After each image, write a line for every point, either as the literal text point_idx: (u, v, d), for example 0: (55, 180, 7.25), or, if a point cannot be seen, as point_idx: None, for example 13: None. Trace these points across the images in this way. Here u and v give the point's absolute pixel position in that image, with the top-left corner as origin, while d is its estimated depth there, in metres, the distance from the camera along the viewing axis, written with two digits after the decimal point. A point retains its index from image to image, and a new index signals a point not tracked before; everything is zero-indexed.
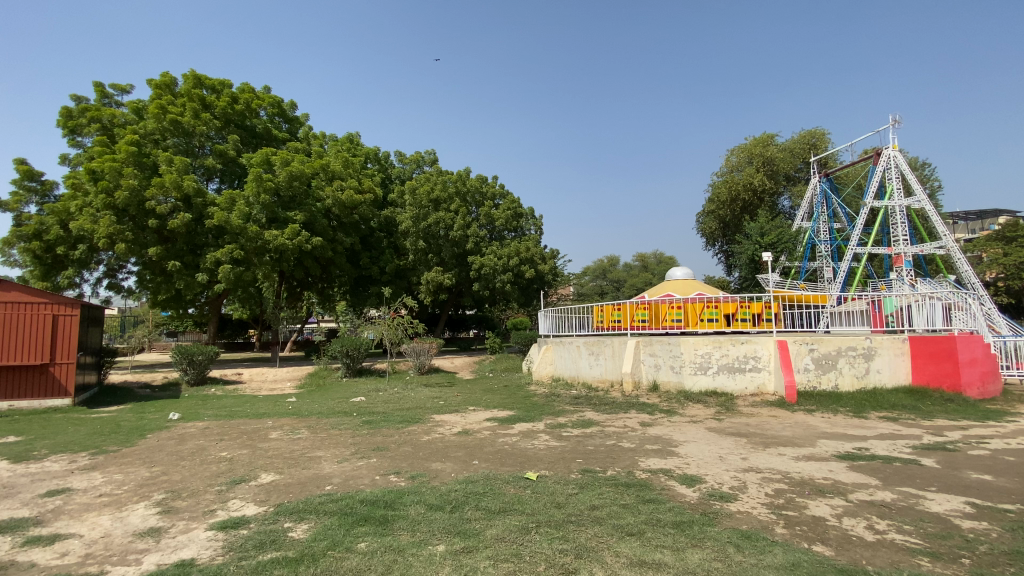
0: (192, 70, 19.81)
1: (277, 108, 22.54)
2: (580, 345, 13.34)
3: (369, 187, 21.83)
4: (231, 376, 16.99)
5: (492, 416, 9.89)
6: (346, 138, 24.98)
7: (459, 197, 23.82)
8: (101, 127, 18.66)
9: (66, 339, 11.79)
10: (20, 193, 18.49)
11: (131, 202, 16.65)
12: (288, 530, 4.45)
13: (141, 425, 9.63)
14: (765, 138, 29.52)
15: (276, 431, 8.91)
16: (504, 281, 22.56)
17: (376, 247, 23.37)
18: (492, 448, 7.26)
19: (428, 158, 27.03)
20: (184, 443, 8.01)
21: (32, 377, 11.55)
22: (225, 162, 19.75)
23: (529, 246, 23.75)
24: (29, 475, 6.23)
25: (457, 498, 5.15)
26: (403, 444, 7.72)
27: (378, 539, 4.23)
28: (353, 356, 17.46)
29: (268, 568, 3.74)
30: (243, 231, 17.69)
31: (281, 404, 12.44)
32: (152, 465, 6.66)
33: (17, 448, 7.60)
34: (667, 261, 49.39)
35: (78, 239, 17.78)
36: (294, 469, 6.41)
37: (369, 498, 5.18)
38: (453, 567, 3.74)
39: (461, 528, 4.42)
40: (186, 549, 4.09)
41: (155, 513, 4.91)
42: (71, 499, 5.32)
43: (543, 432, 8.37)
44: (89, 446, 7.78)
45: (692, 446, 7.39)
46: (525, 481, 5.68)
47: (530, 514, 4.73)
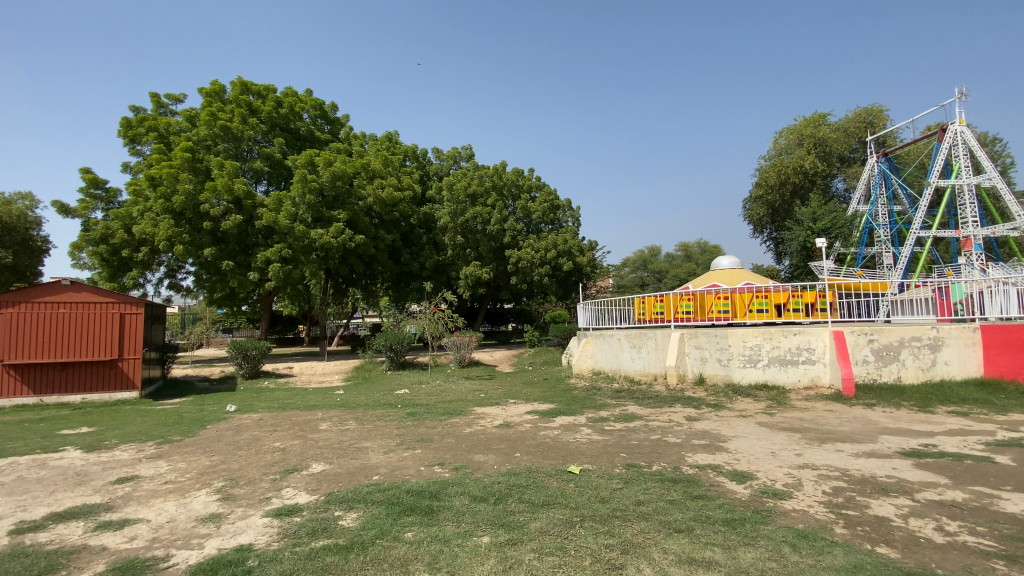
0: (239, 77, 20.70)
1: (320, 110, 23.21)
2: (621, 338, 13.11)
3: (409, 184, 22.17)
4: (282, 370, 17.74)
5: (533, 409, 9.88)
6: (385, 137, 25.43)
7: (496, 191, 23.85)
8: (158, 136, 19.75)
9: (133, 336, 12.64)
10: (88, 201, 19.86)
11: (187, 205, 17.62)
12: (339, 519, 4.59)
13: (201, 416, 10.19)
14: (816, 118, 28.02)
15: (326, 422, 9.24)
16: (543, 274, 22.45)
17: (416, 243, 23.77)
18: (533, 441, 7.25)
19: (465, 153, 27.21)
20: (240, 434, 8.42)
21: (103, 372, 12.40)
22: (272, 165, 20.52)
23: (567, 238, 23.51)
24: (102, 463, 6.69)
25: (500, 490, 5.17)
26: (446, 436, 7.82)
27: (424, 529, 4.30)
28: (396, 350, 17.85)
29: (318, 555, 3.86)
30: (291, 231, 18.36)
31: (329, 396, 12.89)
32: (212, 455, 7.03)
33: (91, 438, 8.18)
34: (712, 249, 47.85)
35: (141, 242, 18.96)
36: (342, 459, 6.61)
37: (415, 488, 5.28)
38: (497, 560, 3.74)
39: (505, 521, 4.42)
40: (244, 535, 4.29)
41: (215, 500, 5.17)
42: (139, 486, 5.68)
43: (585, 425, 8.29)
44: (155, 436, 8.29)
45: (742, 441, 7.13)
46: (568, 475, 5.64)
47: (575, 508, 4.68)
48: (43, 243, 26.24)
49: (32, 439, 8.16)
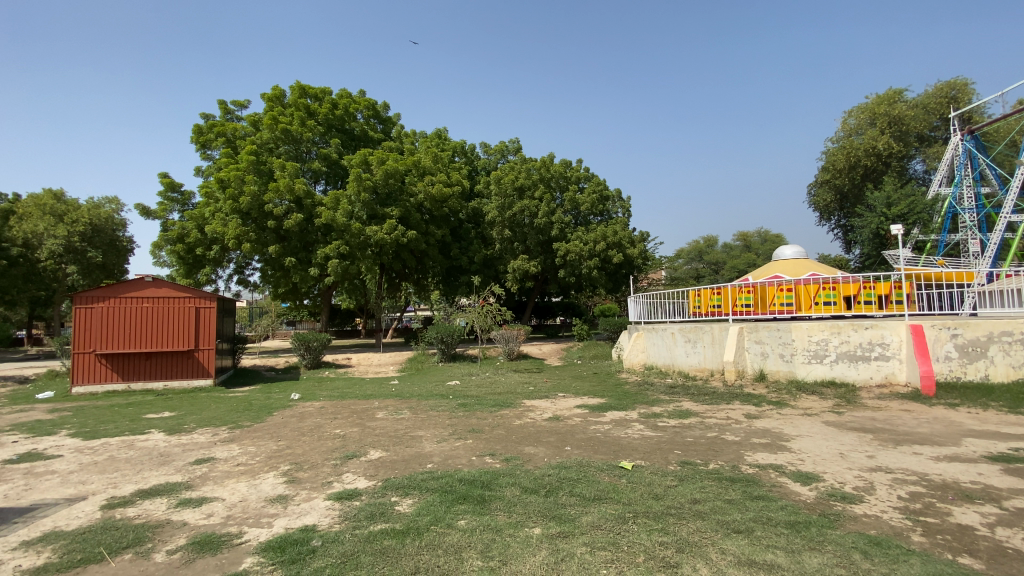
0: (298, 81, 21.65)
1: (373, 110, 23.90)
2: (674, 332, 12.70)
3: (457, 180, 22.44)
4: (341, 360, 18.56)
5: (584, 403, 9.81)
6: (435, 134, 25.86)
7: (543, 184, 23.74)
8: (226, 141, 21.05)
9: (207, 329, 13.61)
10: (166, 203, 21.46)
11: (253, 206, 18.70)
12: (395, 504, 4.75)
13: (269, 404, 10.83)
14: (891, 95, 25.93)
15: (382, 411, 9.60)
16: (592, 267, 22.16)
17: (465, 238, 24.12)
18: (584, 435, 7.21)
19: (512, 147, 27.24)
20: (303, 420, 8.90)
21: (182, 361, 13.43)
22: (329, 165, 21.41)
23: (617, 230, 23.07)
24: (182, 445, 7.26)
25: (551, 482, 5.17)
26: (497, 427, 7.90)
27: (477, 518, 4.37)
28: (447, 342, 18.22)
29: (377, 538, 4.01)
30: (348, 228, 19.12)
31: (385, 386, 13.36)
32: (279, 440, 7.48)
33: (173, 422, 8.90)
34: (774, 239, 45.55)
35: (213, 241, 20.29)
36: (398, 447, 6.83)
37: (467, 477, 5.39)
38: (549, 551, 3.75)
39: (556, 513, 4.43)
40: (308, 516, 4.53)
41: (281, 482, 5.49)
42: (214, 467, 6.12)
43: (637, 421, 8.14)
44: (227, 421, 8.90)
45: (806, 441, 6.75)
46: (620, 470, 5.56)
47: (627, 504, 4.61)
48: (128, 243, 28.70)
49: (123, 422, 8.97)
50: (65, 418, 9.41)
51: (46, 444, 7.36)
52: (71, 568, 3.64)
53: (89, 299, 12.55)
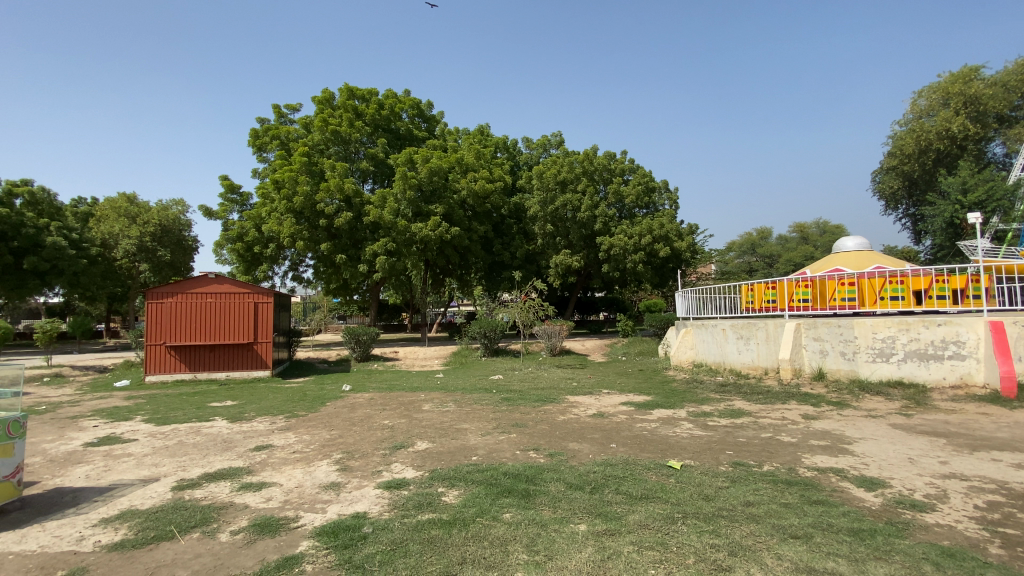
0: (346, 83, 22.32)
1: (417, 109, 24.34)
2: (726, 329, 12.25)
3: (500, 176, 22.51)
4: (389, 354, 19.08)
5: (629, 400, 9.64)
6: (477, 130, 26.03)
7: (587, 177, 23.40)
8: (281, 143, 22.02)
9: (264, 323, 14.32)
10: (227, 204, 22.74)
11: (306, 205, 19.47)
12: (442, 495, 4.84)
13: (322, 394, 11.30)
14: (967, 72, 23.90)
15: (428, 403, 9.80)
16: (637, 261, 21.69)
17: (507, 233, 24.23)
18: (630, 433, 7.08)
19: (555, 140, 27.04)
20: (354, 411, 9.21)
21: (243, 353, 14.19)
22: (377, 164, 22.00)
23: (664, 223, 22.46)
24: (243, 432, 7.67)
25: (596, 479, 5.11)
26: (541, 422, 7.90)
27: (522, 511, 4.39)
28: (490, 337, 18.35)
29: (424, 527, 4.10)
30: (395, 226, 19.60)
31: (430, 379, 13.64)
32: (332, 429, 7.78)
33: (235, 410, 9.43)
34: (834, 230, 43.14)
35: (269, 240, 21.29)
36: (444, 439, 6.95)
37: (511, 471, 5.41)
38: (595, 548, 3.71)
39: (602, 511, 4.37)
40: (360, 503, 4.69)
41: (334, 470, 5.71)
42: (272, 454, 6.44)
43: (686, 419, 7.91)
44: (284, 410, 9.33)
45: (871, 444, 6.35)
46: (668, 470, 5.43)
47: (676, 504, 4.49)
48: (193, 242, 30.58)
49: (190, 409, 9.58)
50: (140, 405, 10.15)
51: (123, 429, 7.97)
52: (146, 545, 3.93)
53: (159, 295, 13.47)
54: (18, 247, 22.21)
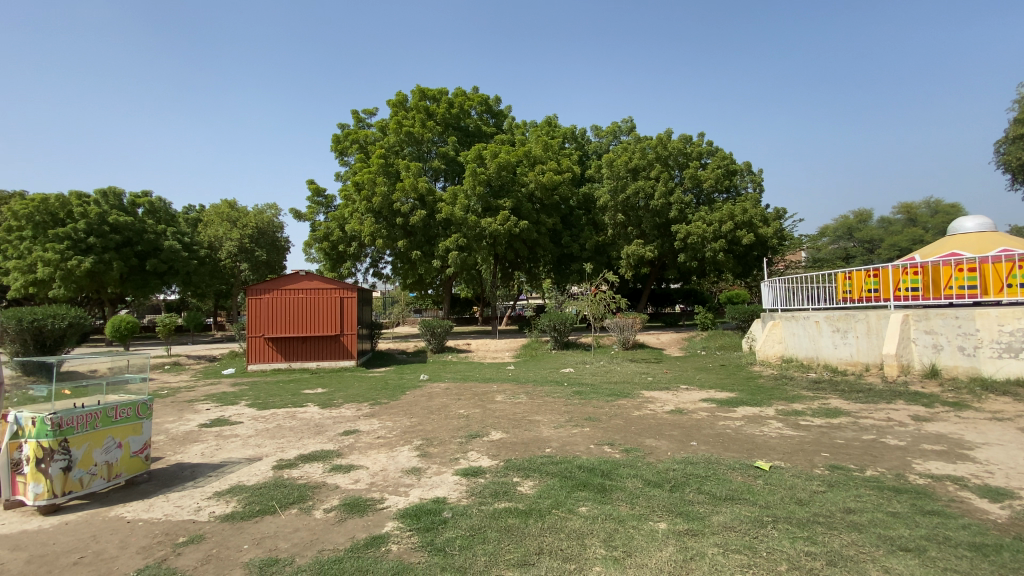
0: (418, 85, 23.05)
1: (486, 105, 24.62)
2: (819, 321, 11.33)
3: (568, 166, 22.25)
4: (462, 346, 19.60)
5: (710, 397, 9.20)
6: (545, 122, 25.90)
7: (660, 163, 22.48)
8: (360, 147, 23.21)
9: (349, 316, 15.25)
10: (314, 206, 24.37)
11: (384, 205, 20.42)
12: (517, 484, 4.91)
13: (401, 383, 11.85)
14: None
15: (502, 394, 9.96)
16: (716, 249, 20.60)
17: (576, 225, 23.93)
18: (712, 431, 6.76)
19: (625, 127, 26.27)
20: (431, 400, 9.57)
21: (331, 345, 15.21)
22: (448, 162, 22.61)
23: (746, 208, 21.13)
24: (333, 418, 8.23)
25: (676, 477, 4.93)
26: (615, 417, 7.76)
27: (598, 506, 4.33)
28: (560, 330, 18.29)
29: (502, 516, 4.17)
30: (465, 222, 20.05)
31: (502, 370, 13.87)
32: (412, 416, 8.14)
33: (326, 398, 10.14)
34: (949, 208, 38.39)
35: (352, 238, 22.58)
36: (517, 430, 7.03)
37: (587, 465, 5.36)
38: (677, 547, 3.59)
39: (683, 510, 4.21)
40: (439, 489, 4.86)
41: (415, 455, 5.96)
42: (358, 438, 6.85)
43: (774, 418, 7.42)
44: (368, 398, 9.89)
45: (998, 450, 5.60)
46: (755, 471, 5.12)
47: (765, 506, 4.23)
48: (285, 242, 33.09)
49: (286, 396, 10.43)
50: (243, 391, 11.19)
51: (231, 413, 8.83)
52: (252, 517, 4.33)
53: (258, 291, 14.73)
54: (141, 251, 25.33)
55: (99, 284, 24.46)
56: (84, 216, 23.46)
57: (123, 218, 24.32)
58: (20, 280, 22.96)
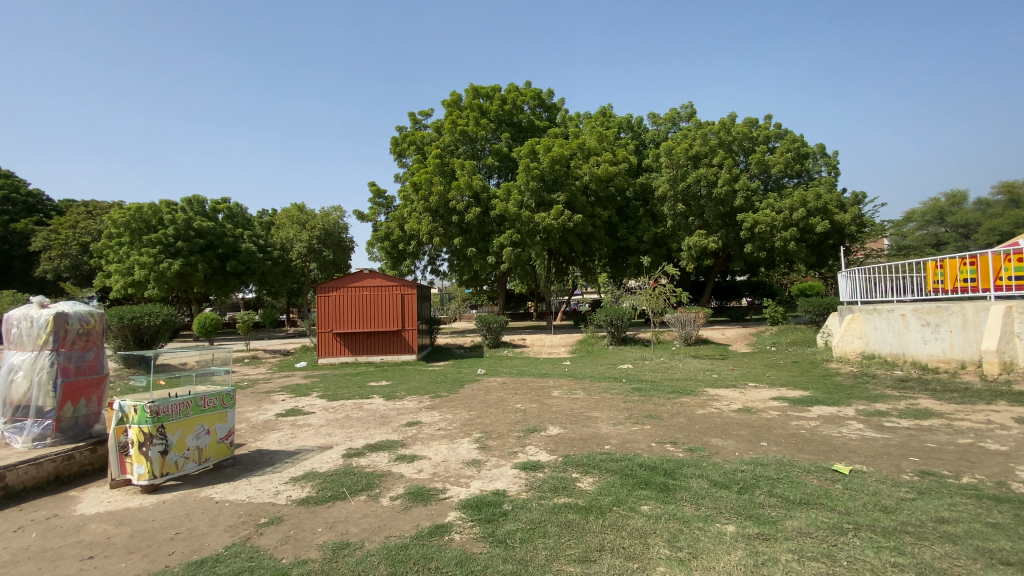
0: (471, 84, 23.38)
1: (539, 99, 24.54)
2: (906, 314, 10.42)
3: (624, 157, 21.72)
4: (518, 341, 19.70)
5: (782, 395, 8.71)
6: (599, 113, 25.44)
7: (724, 148, 21.45)
8: (417, 148, 23.83)
9: (410, 312, 15.75)
10: (375, 207, 25.31)
11: (441, 203, 20.88)
12: (577, 481, 4.88)
13: (460, 377, 12.10)
14: None
15: (559, 390, 9.92)
16: (786, 238, 19.43)
17: (633, 217, 23.32)
18: (784, 431, 6.40)
19: (685, 113, 25.29)
20: (489, 394, 9.70)
21: (393, 340, 15.79)
22: (501, 159, 22.75)
23: (819, 193, 19.78)
24: (397, 410, 8.54)
25: (745, 479, 4.71)
26: (677, 415, 7.53)
27: (661, 505, 4.22)
28: (617, 325, 17.92)
29: (562, 511, 4.16)
30: (519, 217, 20.10)
31: (559, 366, 13.81)
32: (471, 410, 8.30)
33: (389, 390, 10.54)
34: None
35: (410, 237, 23.26)
36: (575, 426, 6.98)
37: (649, 463, 5.24)
38: (747, 552, 3.43)
39: (753, 513, 4.01)
40: (499, 481, 4.92)
41: (475, 448, 6.07)
42: (420, 430, 7.06)
43: (854, 419, 6.92)
44: (428, 391, 10.18)
45: None
46: (833, 474, 4.80)
47: (845, 512, 3.96)
48: (350, 242, 34.52)
49: (353, 388, 10.95)
50: (314, 384, 11.85)
51: (304, 403, 9.39)
52: (325, 502, 4.59)
53: (326, 289, 15.53)
54: (222, 253, 27.48)
55: (187, 285, 26.66)
56: (173, 223, 25.78)
57: (206, 223, 26.49)
58: (121, 282, 25.39)
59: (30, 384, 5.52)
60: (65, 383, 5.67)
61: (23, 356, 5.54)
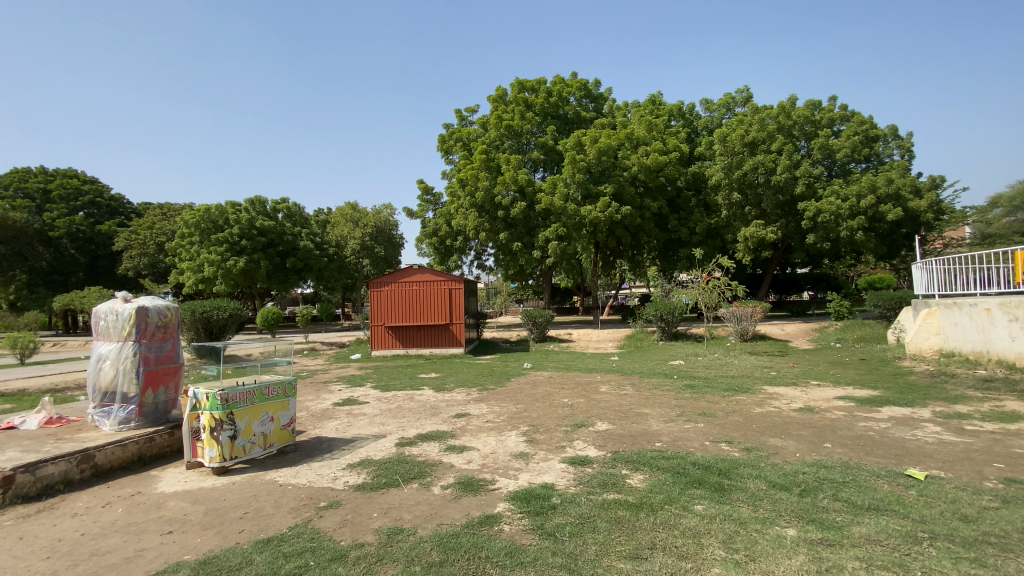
0: (516, 78, 23.39)
1: (585, 89, 24.19)
2: (991, 308, 9.56)
3: (675, 145, 21.03)
4: (564, 335, 19.62)
5: (847, 394, 8.21)
6: (648, 101, 24.76)
7: (783, 133, 20.31)
8: (463, 144, 24.14)
9: (458, 306, 16.03)
10: (424, 204, 25.85)
11: (487, 198, 21.03)
12: (626, 477, 4.81)
13: (507, 371, 12.21)
14: None
15: (607, 385, 9.82)
16: (852, 228, 18.21)
17: (684, 208, 22.59)
18: (849, 433, 6.04)
19: (740, 97, 24.18)
20: (536, 387, 9.73)
21: (442, 333, 16.12)
22: (547, 152, 22.61)
23: (890, 177, 18.39)
24: (446, 401, 8.74)
25: (806, 481, 4.48)
26: (732, 413, 7.26)
27: (716, 505, 4.09)
28: (668, 320, 17.48)
29: (612, 507, 4.12)
30: (565, 210, 19.91)
31: (607, 361, 13.62)
32: (518, 403, 8.36)
33: (439, 382, 10.80)
34: None
35: (457, 233, 23.57)
36: (624, 422, 6.88)
37: (702, 462, 5.08)
38: (809, 557, 3.27)
39: (816, 517, 3.81)
40: (548, 475, 4.93)
41: (523, 441, 6.11)
42: (469, 421, 7.19)
43: (930, 421, 6.43)
44: (476, 384, 10.33)
45: None
46: (905, 479, 4.48)
47: (919, 520, 3.69)
48: (400, 238, 35.47)
49: (405, 380, 11.29)
50: (368, 375, 12.31)
51: (359, 394, 9.77)
52: (380, 488, 4.76)
53: (378, 284, 16.06)
54: (282, 251, 28.95)
55: (251, 281, 28.28)
56: (238, 223, 27.41)
57: (267, 223, 28.02)
58: (192, 278, 27.24)
59: (116, 372, 6.04)
60: (146, 371, 6.16)
61: (110, 346, 6.07)
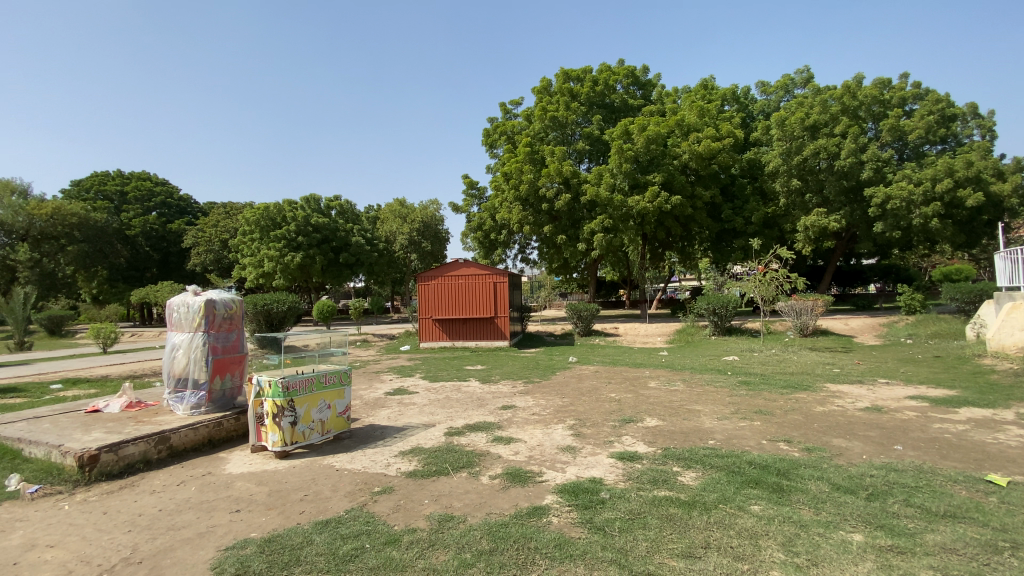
0: (561, 69, 23.13)
1: (632, 77, 23.58)
2: None
3: (728, 132, 20.15)
4: (610, 330, 19.35)
5: (919, 394, 7.65)
6: (699, 86, 23.84)
7: (848, 115, 19.04)
8: (507, 138, 24.16)
9: (503, 299, 16.12)
10: (469, 199, 26.11)
11: (531, 191, 20.95)
12: (678, 474, 4.69)
13: (552, 364, 12.20)
14: None
15: (655, 380, 9.63)
16: (926, 214, 16.85)
17: (738, 196, 21.64)
18: (922, 435, 5.63)
19: (800, 78, 22.84)
20: (582, 382, 9.66)
21: (489, 326, 16.26)
22: (592, 142, 22.25)
23: (971, 159, 16.88)
24: (493, 393, 8.84)
25: (874, 484, 4.22)
26: (790, 411, 6.93)
27: (774, 506, 3.93)
28: (721, 314, 16.86)
29: (663, 504, 4.04)
30: (611, 202, 19.53)
31: (655, 356, 13.34)
32: (564, 396, 8.34)
33: (485, 374, 10.93)
34: None
35: (502, 226, 23.66)
36: (675, 419, 6.72)
37: (759, 461, 4.88)
38: (878, 564, 3.08)
39: (885, 523, 3.58)
40: (596, 469, 4.89)
41: (569, 434, 6.09)
42: (516, 413, 7.24)
43: (1015, 423, 5.90)
44: (522, 377, 10.38)
45: None
46: (987, 485, 4.13)
47: (1002, 529, 3.39)
48: (445, 233, 36.01)
49: (452, 371, 11.50)
50: (416, 366, 12.61)
51: (408, 384, 10.04)
52: (431, 476, 4.88)
53: (426, 277, 16.40)
54: (335, 246, 30.06)
55: (307, 276, 29.54)
56: (294, 220, 28.68)
57: (321, 219, 29.17)
58: (253, 273, 28.78)
59: (187, 360, 6.47)
60: (214, 360, 6.59)
61: (182, 336, 6.49)
